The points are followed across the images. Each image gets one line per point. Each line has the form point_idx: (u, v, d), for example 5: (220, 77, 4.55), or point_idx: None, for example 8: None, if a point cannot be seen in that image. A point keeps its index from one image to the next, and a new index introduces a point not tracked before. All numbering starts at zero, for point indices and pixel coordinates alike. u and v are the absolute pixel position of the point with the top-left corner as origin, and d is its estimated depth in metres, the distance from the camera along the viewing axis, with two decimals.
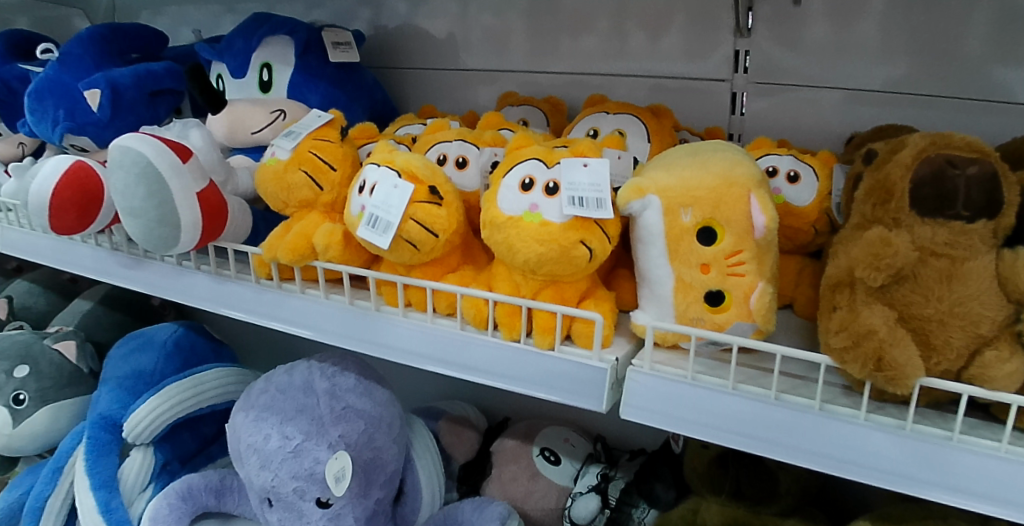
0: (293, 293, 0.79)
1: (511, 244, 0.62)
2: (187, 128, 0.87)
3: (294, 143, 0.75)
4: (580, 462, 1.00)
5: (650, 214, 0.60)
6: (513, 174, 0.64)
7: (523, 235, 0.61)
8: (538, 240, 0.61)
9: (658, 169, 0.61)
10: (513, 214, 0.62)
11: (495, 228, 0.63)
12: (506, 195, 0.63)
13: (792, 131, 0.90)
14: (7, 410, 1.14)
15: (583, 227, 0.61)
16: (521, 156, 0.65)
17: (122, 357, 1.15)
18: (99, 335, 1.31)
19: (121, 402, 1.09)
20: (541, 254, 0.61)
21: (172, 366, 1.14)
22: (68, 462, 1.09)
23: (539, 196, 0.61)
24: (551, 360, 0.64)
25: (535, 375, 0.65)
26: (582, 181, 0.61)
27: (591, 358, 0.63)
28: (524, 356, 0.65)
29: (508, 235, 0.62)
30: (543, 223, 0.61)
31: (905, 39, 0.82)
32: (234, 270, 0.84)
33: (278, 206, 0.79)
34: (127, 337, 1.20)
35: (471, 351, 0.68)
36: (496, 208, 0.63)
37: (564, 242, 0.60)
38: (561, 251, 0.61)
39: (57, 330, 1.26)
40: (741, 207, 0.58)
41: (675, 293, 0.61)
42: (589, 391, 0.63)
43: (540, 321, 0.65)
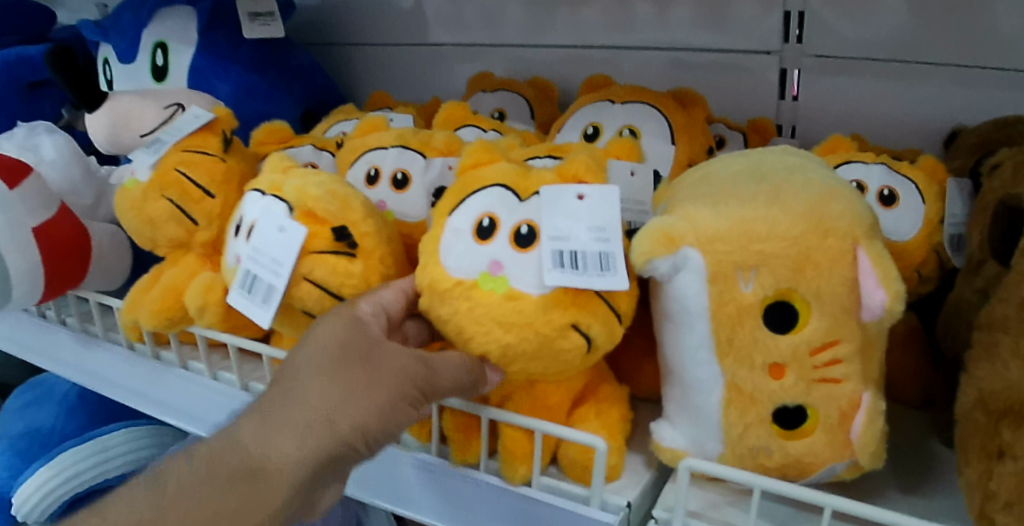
0: (172, 366, 0.56)
1: (462, 328, 0.39)
2: (38, 133, 0.64)
3: (157, 157, 0.52)
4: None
5: (686, 279, 0.36)
6: (464, 211, 0.39)
7: (478, 314, 0.38)
8: (503, 324, 0.37)
9: (698, 201, 0.38)
10: (462, 279, 0.38)
11: (437, 298, 0.39)
12: (452, 246, 0.39)
13: (867, 122, 0.65)
14: None
15: (575, 303, 0.37)
16: (477, 178, 0.41)
17: (16, 411, 0.85)
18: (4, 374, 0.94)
19: (10, 472, 0.80)
20: (507, 344, 0.38)
21: (76, 423, 0.81)
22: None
23: (503, 248, 0.38)
24: (527, 505, 0.41)
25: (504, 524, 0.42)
26: (572, 226, 0.37)
27: (590, 506, 0.40)
28: (489, 495, 0.42)
29: (456, 312, 0.38)
30: (511, 295, 0.37)
31: (1012, 9, 0.57)
32: (100, 329, 0.60)
33: (146, 244, 0.54)
34: (29, 383, 0.89)
35: (410, 478, 0.45)
36: (439, 266, 0.39)
37: (544, 327, 0.37)
38: (540, 341, 0.37)
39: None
40: (840, 271, 0.35)
41: (726, 409, 0.38)
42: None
43: (509, 442, 0.42)
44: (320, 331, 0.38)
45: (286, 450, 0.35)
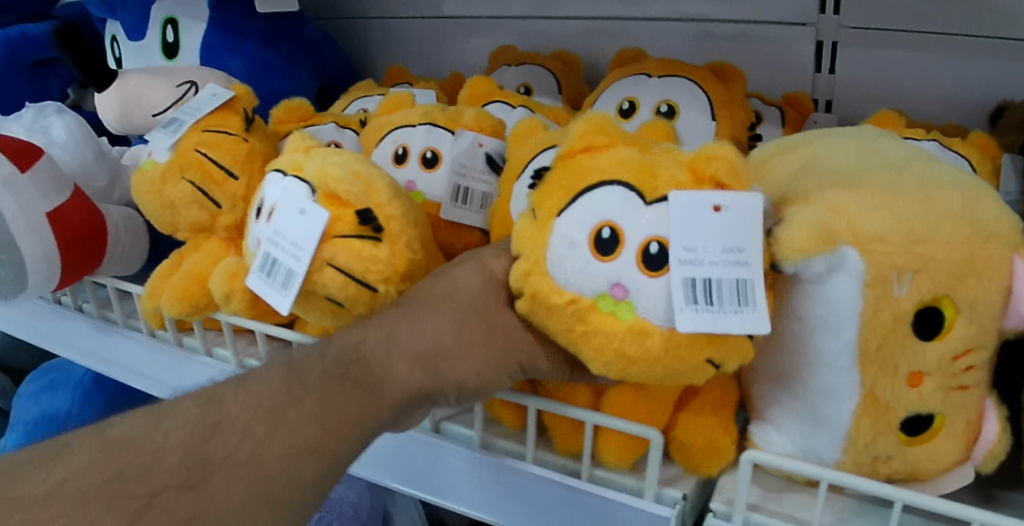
0: (196, 354, 0.54)
1: (579, 347, 0.36)
2: (46, 114, 0.62)
3: (177, 137, 0.49)
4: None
5: (840, 281, 0.36)
6: (580, 215, 0.35)
7: (597, 341, 0.35)
8: (630, 349, 0.34)
9: (847, 193, 0.37)
10: (579, 297, 0.34)
11: (544, 310, 0.36)
12: (563, 258, 0.35)
13: (906, 97, 0.63)
14: None
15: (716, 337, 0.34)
16: (596, 178, 0.35)
17: (30, 397, 0.83)
18: (16, 361, 0.91)
19: None
20: (629, 369, 0.35)
21: (93, 409, 0.80)
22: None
23: (630, 269, 0.33)
24: (578, 496, 0.40)
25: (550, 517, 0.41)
26: (709, 250, 0.33)
27: (643, 498, 0.39)
28: (534, 486, 0.41)
29: (575, 328, 0.35)
30: (638, 325, 0.34)
31: None
32: (120, 315, 0.58)
33: (167, 229, 0.53)
34: (39, 369, 0.87)
35: (451, 468, 0.43)
36: (546, 277, 0.35)
37: (673, 360, 0.34)
38: (672, 371, 0.35)
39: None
40: (992, 281, 0.36)
41: (861, 419, 0.38)
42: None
43: (620, 445, 0.40)
44: (458, 273, 0.38)
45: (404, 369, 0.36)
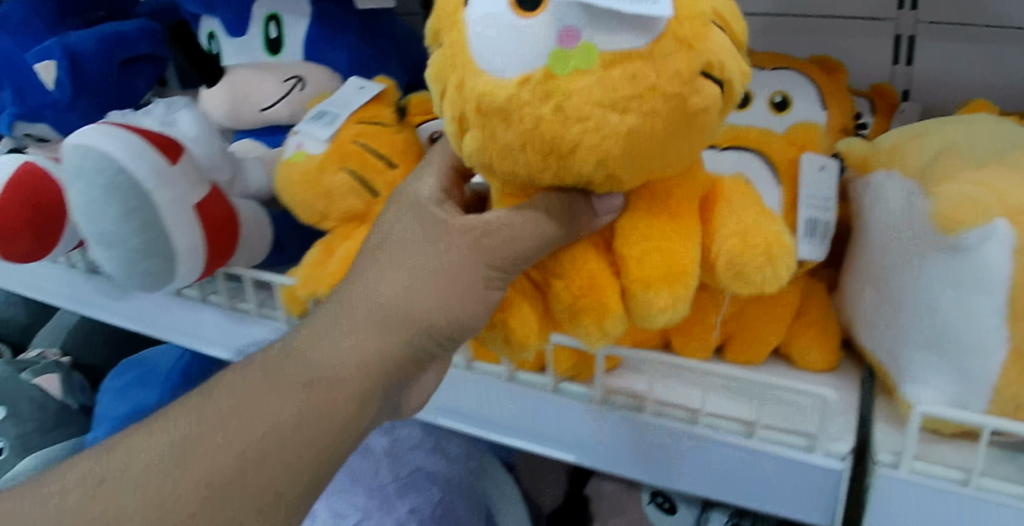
0: None
1: (561, 140, 0.34)
2: (172, 110, 0.62)
3: (332, 129, 0.52)
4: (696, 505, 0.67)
5: (994, 249, 0.39)
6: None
7: (574, 103, 0.33)
8: (615, 110, 0.33)
9: (998, 170, 0.41)
10: (526, 75, 0.33)
11: (498, 115, 0.34)
12: (492, 38, 0.34)
13: (981, 86, 0.67)
14: None
15: (696, 41, 0.34)
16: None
17: (118, 392, 0.83)
18: (91, 356, 0.95)
19: None
20: (635, 129, 0.34)
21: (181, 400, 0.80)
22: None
23: (545, 14, 0.33)
24: (748, 452, 0.44)
25: (708, 475, 0.46)
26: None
27: (812, 453, 0.43)
28: (717, 451, 0.45)
29: (542, 98, 0.33)
30: (603, 67, 0.33)
31: None
32: (253, 303, 0.58)
33: (311, 218, 0.55)
34: (122, 364, 0.87)
35: (610, 433, 0.48)
36: (483, 72, 0.34)
37: (676, 83, 0.33)
38: (671, 108, 0.34)
39: (42, 355, 0.91)
40: None
41: (1008, 371, 0.40)
42: (809, 502, 0.44)
43: (671, 272, 0.38)
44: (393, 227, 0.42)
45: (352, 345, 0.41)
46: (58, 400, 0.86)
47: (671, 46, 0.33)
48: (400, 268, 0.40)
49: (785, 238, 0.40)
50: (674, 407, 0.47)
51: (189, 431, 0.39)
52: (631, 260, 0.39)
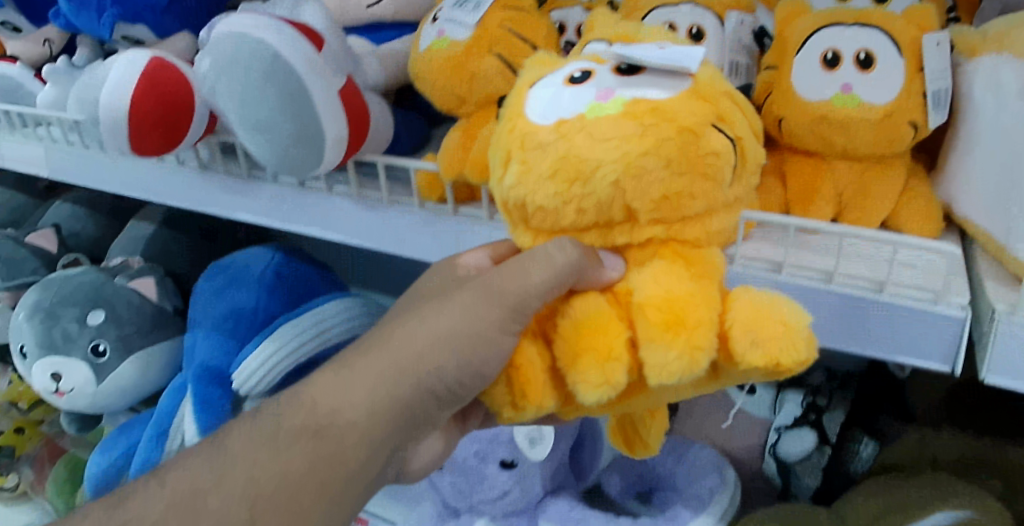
0: (479, 220, 0.57)
1: (586, 162, 0.39)
2: (297, 4, 0.65)
3: (477, 17, 0.54)
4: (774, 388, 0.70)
5: None
6: (553, 76, 0.43)
7: (597, 135, 0.38)
8: (635, 136, 0.38)
9: None
10: (566, 117, 0.40)
11: (538, 148, 0.40)
12: (545, 97, 0.42)
13: None
14: (87, 365, 0.84)
15: (709, 99, 0.41)
16: (558, 64, 0.45)
17: (213, 293, 0.86)
18: (173, 263, 0.99)
19: (228, 349, 0.81)
20: (643, 153, 0.38)
21: (277, 303, 0.85)
22: (174, 423, 0.81)
23: (598, 81, 0.41)
24: (877, 310, 0.48)
25: (841, 329, 0.50)
26: (645, 52, 0.41)
27: (937, 305, 0.47)
28: (871, 307, 0.48)
29: (568, 134, 0.39)
30: (629, 106, 0.39)
31: None
32: (386, 193, 0.61)
33: (449, 105, 0.58)
34: (210, 269, 0.90)
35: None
36: (532, 119, 0.41)
37: (691, 122, 0.39)
38: (682, 139, 0.38)
39: (123, 261, 0.94)
40: None
41: None
42: (934, 352, 0.48)
43: (672, 319, 0.38)
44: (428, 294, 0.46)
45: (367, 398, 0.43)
46: (154, 304, 0.89)
47: (684, 105, 0.39)
48: (416, 314, 0.45)
49: (801, 317, 0.39)
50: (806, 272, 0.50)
51: (187, 486, 0.40)
52: (647, 306, 0.39)
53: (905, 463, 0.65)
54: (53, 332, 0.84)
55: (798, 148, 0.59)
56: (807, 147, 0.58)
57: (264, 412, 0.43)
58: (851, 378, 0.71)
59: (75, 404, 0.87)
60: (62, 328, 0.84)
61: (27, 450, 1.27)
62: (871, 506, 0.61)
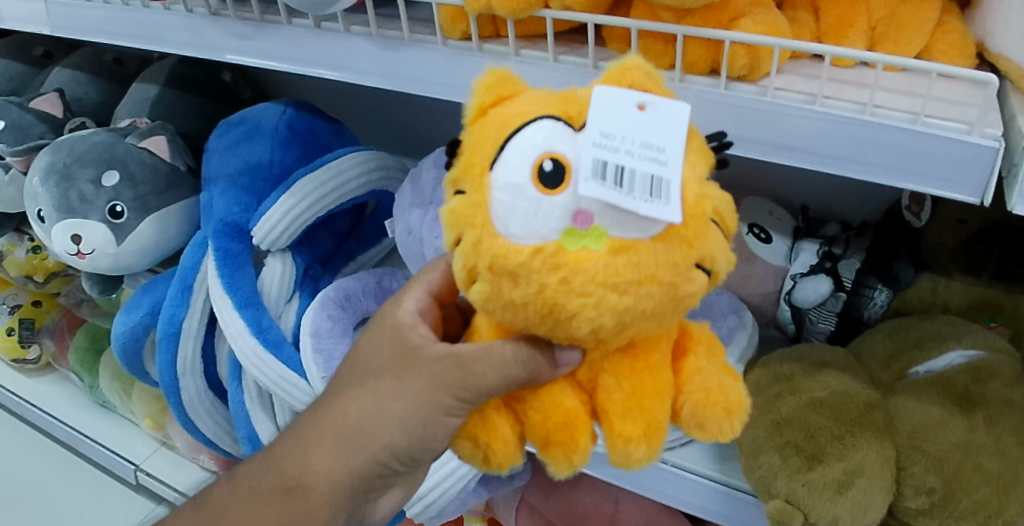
0: (505, 55, 0.56)
1: (559, 309, 0.34)
2: None
3: None
4: (790, 238, 0.77)
5: None
6: (517, 150, 0.34)
7: (580, 283, 0.33)
8: (616, 291, 0.33)
9: None
10: (542, 243, 0.33)
11: (506, 275, 0.34)
12: (513, 206, 0.34)
13: None
14: (105, 226, 0.85)
15: (696, 240, 0.35)
16: (518, 113, 0.36)
17: (227, 149, 0.89)
18: (180, 125, 0.99)
19: (245, 203, 0.85)
20: (629, 313, 0.34)
21: (292, 156, 0.89)
22: (198, 277, 0.84)
23: (573, 190, 0.33)
24: (913, 139, 0.44)
25: (882, 157, 0.46)
26: (628, 137, 0.33)
27: (967, 135, 0.43)
28: (898, 136, 0.45)
29: (540, 274, 0.33)
30: (613, 253, 0.33)
31: None
32: (407, 31, 0.59)
33: None
34: (221, 125, 0.92)
35: (775, 124, 0.48)
36: (501, 239, 0.34)
37: (670, 274, 0.34)
38: (665, 292, 0.34)
39: (131, 124, 0.93)
40: None
41: None
42: (968, 176, 0.44)
43: (642, 427, 0.39)
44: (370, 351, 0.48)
45: (325, 468, 0.47)
46: (168, 163, 0.89)
47: (670, 242, 0.34)
48: (367, 390, 0.46)
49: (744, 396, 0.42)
50: (842, 101, 0.47)
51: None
52: (617, 416, 0.39)
53: (920, 308, 0.68)
54: (69, 194, 0.83)
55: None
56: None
57: (248, 472, 0.51)
58: (868, 227, 0.74)
59: (101, 265, 0.88)
60: (78, 189, 0.84)
61: (48, 320, 1.30)
62: (885, 346, 0.63)
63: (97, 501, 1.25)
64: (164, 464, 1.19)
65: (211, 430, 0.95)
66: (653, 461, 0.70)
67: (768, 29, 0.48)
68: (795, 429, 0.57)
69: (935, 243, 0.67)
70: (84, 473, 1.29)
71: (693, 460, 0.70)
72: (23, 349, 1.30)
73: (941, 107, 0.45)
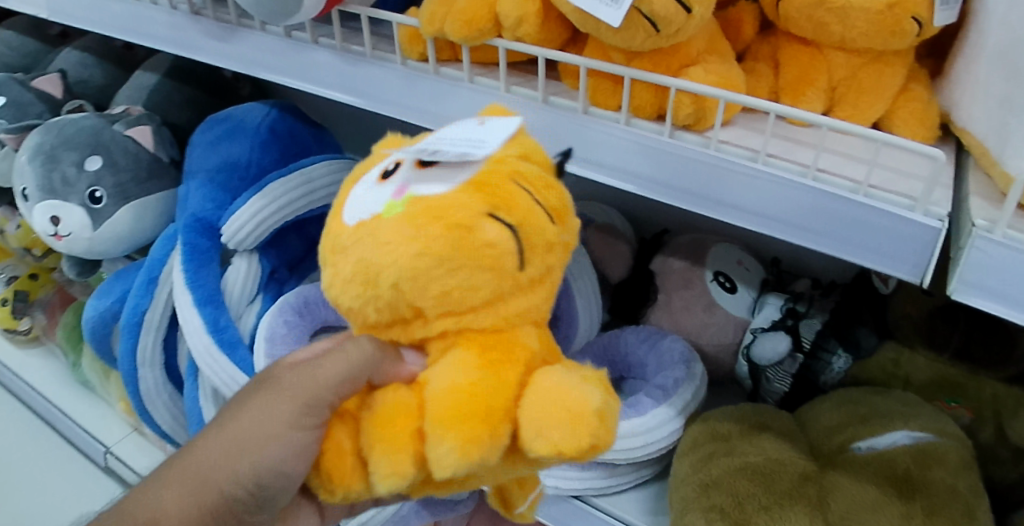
0: (459, 82, 0.55)
1: (366, 269, 0.36)
2: None
3: None
4: (756, 291, 0.79)
5: None
6: (372, 171, 0.42)
7: (379, 235, 0.36)
8: (409, 236, 0.35)
9: None
10: (363, 219, 0.38)
11: (340, 253, 0.38)
12: (354, 199, 0.40)
13: None
14: (84, 210, 0.85)
15: (490, 189, 0.37)
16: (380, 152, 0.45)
17: (207, 145, 0.90)
18: (173, 116, 1.00)
19: (217, 201, 0.86)
20: (434, 251, 0.35)
21: (270, 157, 0.90)
22: (164, 270, 0.86)
23: (400, 177, 0.39)
24: (852, 211, 0.42)
25: (819, 224, 0.44)
26: (457, 136, 0.40)
27: (909, 211, 0.40)
28: (838, 206, 0.42)
29: (357, 237, 0.37)
30: (411, 206, 0.37)
31: None
32: (369, 47, 0.58)
33: None
34: (207, 121, 0.93)
35: (713, 179, 0.46)
36: (342, 223, 0.39)
37: (462, 216, 0.36)
38: (457, 234, 0.35)
39: (123, 110, 0.94)
40: None
41: None
42: (907, 254, 0.41)
43: (467, 404, 0.35)
44: None
45: None
46: (151, 153, 0.90)
47: (471, 197, 0.37)
48: None
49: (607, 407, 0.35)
50: (785, 161, 0.45)
51: None
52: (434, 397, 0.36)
53: (878, 378, 0.66)
54: (52, 175, 0.84)
55: (793, 33, 0.48)
56: (804, 34, 0.46)
57: None
58: (836, 287, 0.72)
59: (76, 248, 0.88)
60: (61, 171, 0.84)
61: (42, 295, 1.31)
62: (833, 415, 0.60)
63: (65, 477, 1.26)
64: (133, 449, 1.19)
65: (167, 423, 0.95)
66: (588, 505, 0.73)
67: (719, 80, 0.46)
68: (724, 493, 0.58)
69: (901, 313, 0.66)
70: (57, 448, 1.31)
71: (628, 511, 0.73)
72: (14, 320, 1.30)
73: (886, 177, 0.43)
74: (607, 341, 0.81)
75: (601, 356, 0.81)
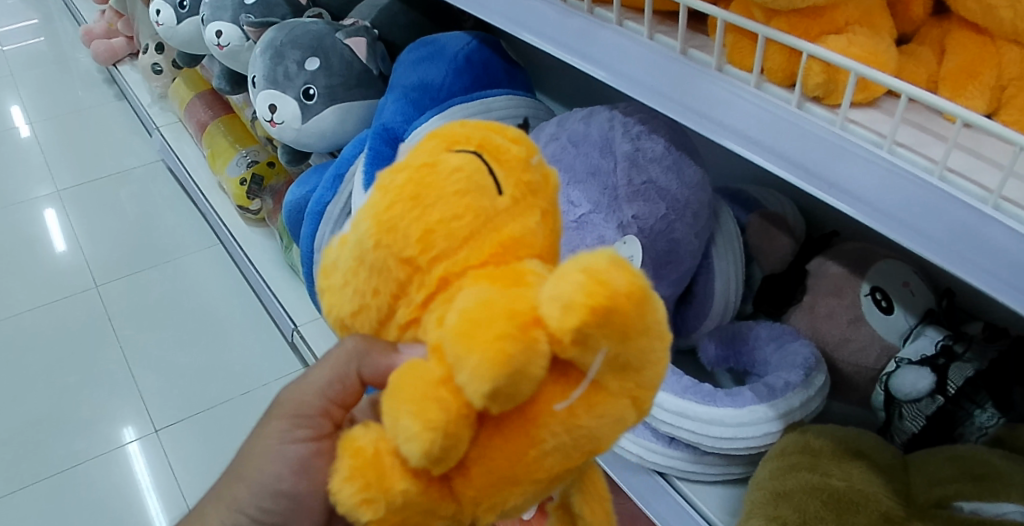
0: (607, 23, 0.55)
1: (359, 264, 0.34)
2: None
3: None
4: (916, 318, 0.67)
5: None
6: None
7: (351, 232, 0.35)
8: (371, 215, 0.34)
9: None
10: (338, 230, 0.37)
11: (331, 268, 0.37)
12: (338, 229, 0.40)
13: None
14: (297, 103, 0.98)
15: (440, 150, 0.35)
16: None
17: (410, 65, 0.98)
18: (392, 35, 1.10)
19: (406, 116, 0.93)
20: (391, 206, 0.33)
21: (460, 84, 0.94)
22: (349, 171, 0.96)
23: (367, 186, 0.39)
24: (976, 224, 0.36)
25: (936, 232, 0.37)
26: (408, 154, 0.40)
27: None
28: (961, 213, 0.36)
29: (340, 240, 0.36)
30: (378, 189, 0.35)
31: None
32: None
33: None
34: (416, 43, 1.01)
35: (824, 157, 0.42)
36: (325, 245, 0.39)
37: (424, 162, 0.34)
38: (415, 177, 0.34)
39: (352, 23, 1.06)
40: None
41: None
42: None
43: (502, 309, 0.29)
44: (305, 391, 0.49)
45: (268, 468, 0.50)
46: (363, 63, 1.00)
47: (417, 158, 0.35)
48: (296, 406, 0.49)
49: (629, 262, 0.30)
50: (915, 154, 0.39)
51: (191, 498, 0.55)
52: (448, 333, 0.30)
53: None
54: (277, 69, 0.98)
55: (968, 19, 0.47)
56: (973, 18, 0.46)
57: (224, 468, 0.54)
58: (1009, 335, 0.61)
59: (288, 136, 1.02)
60: (285, 67, 0.97)
61: (274, 182, 1.51)
62: (941, 466, 0.53)
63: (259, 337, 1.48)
64: (316, 335, 1.32)
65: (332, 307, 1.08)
66: (669, 486, 0.72)
67: (861, 54, 0.43)
68: (791, 507, 0.54)
69: None
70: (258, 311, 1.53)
71: (709, 503, 0.69)
72: (248, 199, 1.51)
73: None
74: (736, 330, 0.75)
75: (729, 345, 0.75)
